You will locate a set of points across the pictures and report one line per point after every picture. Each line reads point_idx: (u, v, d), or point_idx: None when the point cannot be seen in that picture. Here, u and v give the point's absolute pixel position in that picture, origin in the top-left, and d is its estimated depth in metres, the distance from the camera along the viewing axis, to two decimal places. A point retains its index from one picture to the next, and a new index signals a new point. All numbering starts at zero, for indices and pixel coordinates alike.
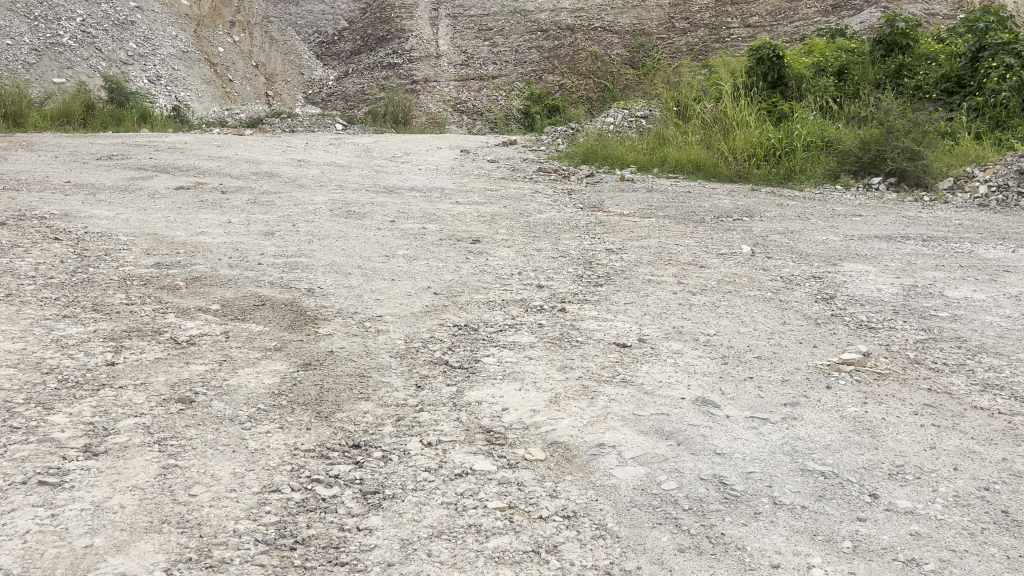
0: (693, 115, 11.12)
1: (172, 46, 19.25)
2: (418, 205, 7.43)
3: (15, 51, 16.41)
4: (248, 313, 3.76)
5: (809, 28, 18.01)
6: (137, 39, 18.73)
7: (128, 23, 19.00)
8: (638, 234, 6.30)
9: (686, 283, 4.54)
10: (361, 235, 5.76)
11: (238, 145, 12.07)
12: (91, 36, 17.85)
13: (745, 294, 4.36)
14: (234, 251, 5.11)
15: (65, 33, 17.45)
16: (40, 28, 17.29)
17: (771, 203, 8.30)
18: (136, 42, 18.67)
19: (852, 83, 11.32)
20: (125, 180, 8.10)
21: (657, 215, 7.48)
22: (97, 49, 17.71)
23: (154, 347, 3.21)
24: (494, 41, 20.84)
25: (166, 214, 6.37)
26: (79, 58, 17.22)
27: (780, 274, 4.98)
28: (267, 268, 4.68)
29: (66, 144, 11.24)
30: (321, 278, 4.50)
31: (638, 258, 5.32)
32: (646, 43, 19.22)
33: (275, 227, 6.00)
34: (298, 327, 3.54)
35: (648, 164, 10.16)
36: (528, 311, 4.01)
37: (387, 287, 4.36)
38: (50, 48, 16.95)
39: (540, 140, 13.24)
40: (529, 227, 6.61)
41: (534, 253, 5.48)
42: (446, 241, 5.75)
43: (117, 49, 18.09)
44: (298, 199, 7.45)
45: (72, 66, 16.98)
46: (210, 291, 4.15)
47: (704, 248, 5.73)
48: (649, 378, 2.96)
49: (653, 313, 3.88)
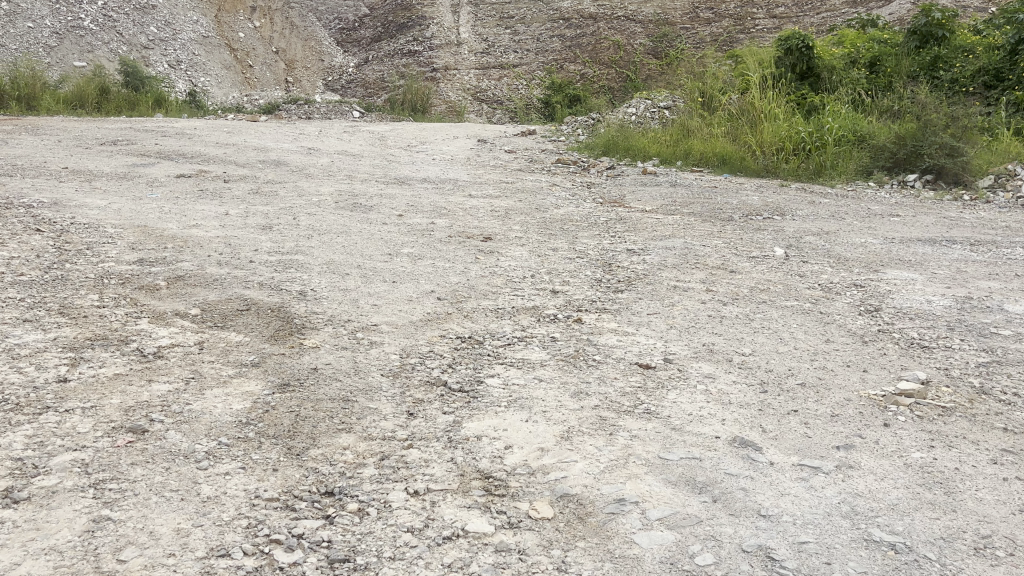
0: (718, 107, 10.67)
1: (191, 30, 18.97)
2: (428, 199, 7.03)
3: (36, 34, 16.24)
4: (229, 321, 3.39)
5: (839, 19, 17.37)
6: (157, 23, 18.47)
7: (149, 8, 18.75)
8: (661, 234, 5.89)
9: (715, 292, 4.13)
10: (363, 231, 5.38)
11: (249, 132, 11.74)
12: (111, 20, 17.63)
13: (781, 305, 3.95)
14: (226, 247, 4.75)
15: (86, 17, 17.24)
16: (61, 11, 17.09)
17: (802, 201, 7.85)
18: (155, 26, 18.41)
19: (884, 76, 10.79)
20: (125, 167, 7.76)
21: (681, 211, 7.04)
22: (118, 34, 17.48)
23: (115, 360, 2.83)
24: (515, 29, 20.36)
25: (161, 204, 6.03)
26: (100, 42, 17.01)
27: (817, 281, 4.55)
28: (259, 267, 4.31)
29: (73, 128, 10.95)
30: (315, 279, 4.13)
31: (662, 260, 4.90)
32: (670, 32, 18.65)
33: (274, 220, 5.63)
34: (281, 338, 3.16)
35: (671, 157, 9.72)
36: (540, 321, 3.62)
37: (386, 291, 3.98)
38: (71, 31, 16.76)
39: (559, 130, 12.81)
40: (545, 224, 6.20)
41: (549, 253, 5.08)
42: (455, 238, 5.36)
43: (136, 33, 17.85)
44: (303, 190, 7.08)
45: (93, 49, 16.79)
46: (191, 292, 3.78)
47: (733, 250, 5.31)
48: (676, 409, 2.56)
49: (680, 327, 3.48)
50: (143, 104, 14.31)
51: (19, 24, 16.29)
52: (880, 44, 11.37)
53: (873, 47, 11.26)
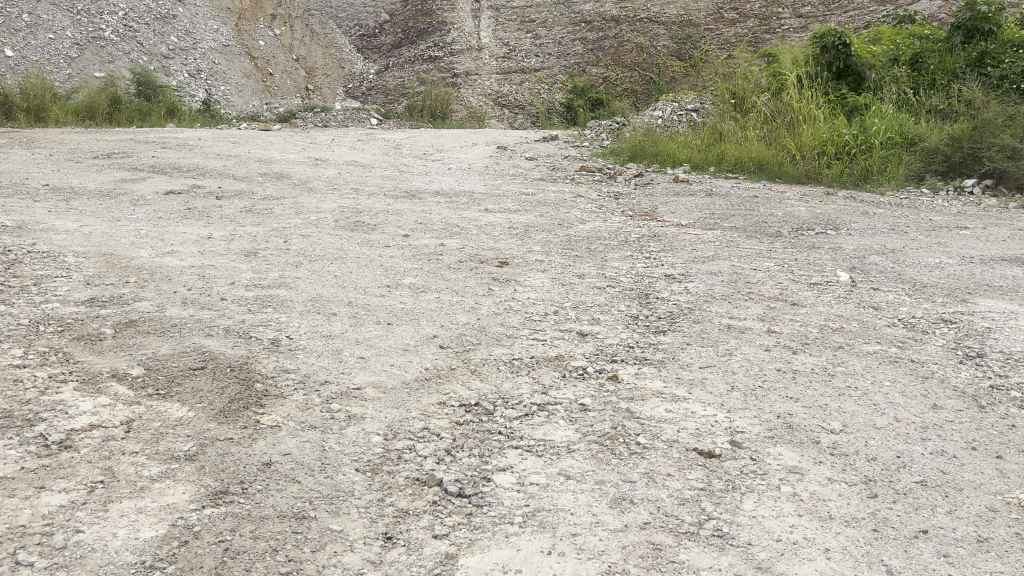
0: (751, 108, 9.92)
1: (211, 38, 18.43)
2: (439, 215, 6.35)
3: (56, 45, 15.83)
4: (177, 387, 2.70)
5: (869, 16, 16.48)
6: (178, 32, 17.95)
7: (170, 16, 18.23)
8: (702, 254, 5.17)
9: (779, 335, 3.39)
10: (361, 256, 4.71)
11: (256, 142, 11.13)
12: (132, 30, 17.17)
13: (863, 353, 3.20)
14: (197, 279, 4.07)
15: (107, 27, 16.80)
16: (83, 22, 16.61)
17: (855, 212, 7.09)
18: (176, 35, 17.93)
19: (927, 73, 9.95)
20: (111, 183, 7.16)
21: (721, 226, 6.31)
22: (138, 43, 17.00)
23: (7, 453, 2.15)
24: (537, 33, 19.62)
25: (139, 227, 5.39)
26: (120, 53, 16.55)
27: (896, 316, 3.79)
28: (230, 307, 3.64)
29: (72, 140, 10.40)
30: (294, 322, 3.44)
31: (708, 290, 4.17)
32: (694, 34, 17.84)
33: (261, 244, 4.96)
34: (232, 415, 2.46)
35: (703, 162, 8.98)
36: (566, 378, 2.90)
37: (377, 337, 3.27)
38: (91, 42, 16.33)
39: (582, 134, 12.10)
40: (569, 243, 5.50)
41: (574, 281, 4.37)
42: (466, 263, 4.67)
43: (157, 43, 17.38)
44: (301, 206, 6.44)
45: (114, 60, 16.34)
46: (141, 345, 3.11)
47: (790, 276, 4.56)
48: (759, 532, 1.87)
49: (744, 389, 2.74)
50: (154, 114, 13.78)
51: (39, 35, 15.84)
52: (922, 40, 10.52)
53: (914, 43, 10.42)
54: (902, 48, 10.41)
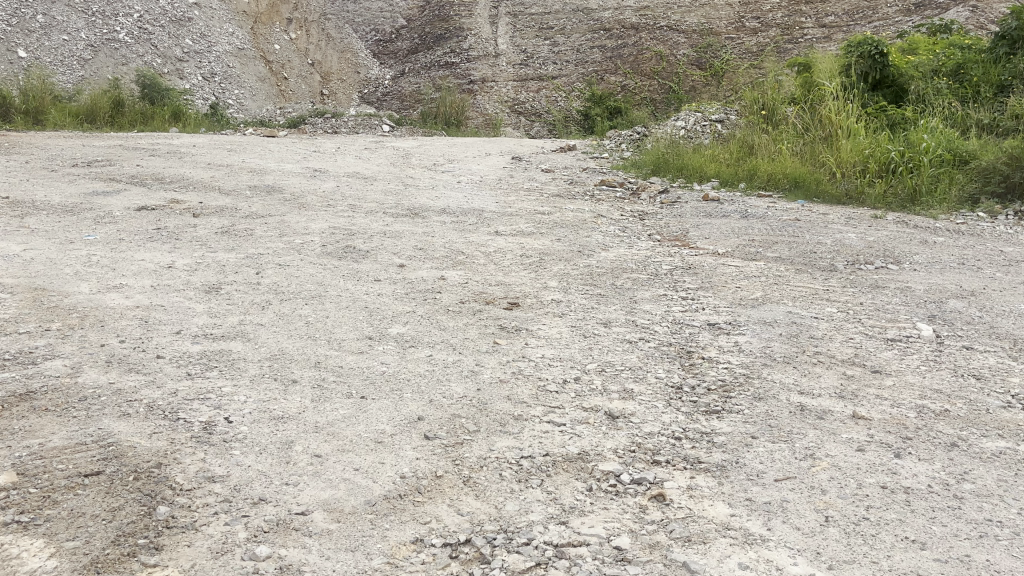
0: (782, 121, 9.13)
1: (226, 42, 17.78)
2: (442, 238, 5.61)
3: (70, 46, 15.25)
4: (49, 506, 1.95)
5: (896, 27, 15.59)
6: (193, 35, 17.28)
7: (186, 20, 17.53)
8: (749, 295, 4.38)
9: (869, 425, 2.60)
10: (344, 294, 3.94)
11: (255, 149, 10.42)
12: (147, 32, 16.54)
13: (989, 454, 2.40)
14: (136, 327, 3.31)
15: (122, 29, 16.19)
16: (97, 23, 15.99)
17: (912, 239, 6.29)
18: (192, 39, 17.19)
19: (971, 86, 9.08)
20: (80, 196, 6.43)
21: (764, 256, 5.52)
22: (153, 46, 16.34)
23: None
24: (555, 40, 18.78)
25: (93, 252, 4.65)
26: (134, 55, 15.93)
27: (1009, 392, 2.98)
28: (165, 369, 2.87)
29: (57, 145, 9.72)
30: (241, 394, 2.68)
31: (765, 348, 3.39)
32: (715, 42, 16.97)
33: (228, 277, 4.20)
34: (109, 568, 1.75)
35: (733, 179, 8.18)
36: (594, 495, 2.14)
37: (342, 421, 2.50)
38: (106, 44, 15.75)
39: (601, 145, 11.34)
40: (590, 276, 4.72)
41: (598, 331, 3.59)
42: (468, 305, 3.89)
43: (172, 46, 16.67)
44: (288, 226, 5.69)
45: (127, 62, 15.70)
46: (30, 429, 2.36)
47: (860, 329, 3.75)
48: None
49: (844, 524, 1.97)
50: (157, 119, 13.12)
51: (53, 36, 15.24)
52: (962, 51, 9.69)
53: (955, 54, 9.58)
54: (942, 59, 9.58)
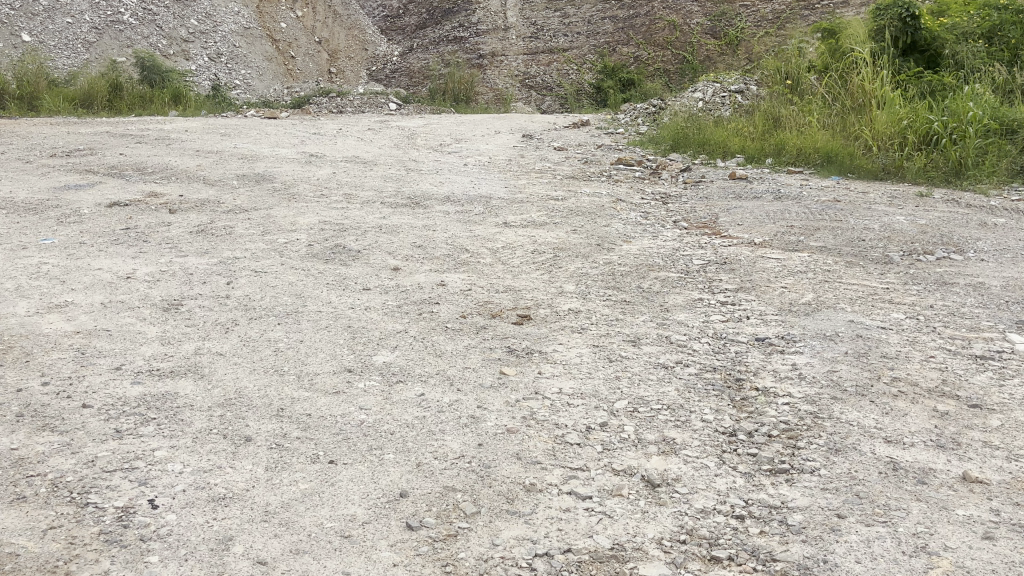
0: (808, 91, 8.43)
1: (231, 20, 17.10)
2: (445, 231, 5.02)
3: (75, 29, 14.66)
4: None
5: None
6: (198, 14, 16.59)
7: None
8: (799, 297, 3.76)
9: (990, 494, 2.00)
10: (324, 309, 3.35)
11: (252, 133, 9.83)
12: (152, 13, 15.89)
13: None
14: (68, 363, 2.73)
15: (126, 10, 15.53)
16: (100, 5, 15.36)
17: (970, 221, 5.62)
18: (198, 18, 16.54)
19: (1011, 49, 8.30)
20: (49, 192, 5.86)
21: (807, 246, 4.90)
22: (157, 27, 15.70)
23: None
24: (565, 11, 17.91)
25: (44, 260, 4.07)
26: (140, 37, 15.26)
27: None
28: (88, 425, 2.29)
29: (41, 134, 9.14)
30: (175, 464, 2.09)
31: (831, 373, 2.77)
32: (729, 10, 15.98)
33: (194, 289, 3.62)
34: None
35: (759, 154, 7.50)
36: None
37: (300, 503, 1.93)
38: (110, 26, 15.13)
39: (615, 119, 10.64)
40: (612, 277, 4.11)
41: (626, 353, 2.98)
42: (470, 320, 3.30)
43: (177, 27, 16.03)
44: (272, 222, 5.10)
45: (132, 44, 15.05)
46: None
47: (939, 343, 3.13)
48: None
49: None
50: (155, 101, 12.52)
51: (56, 19, 14.65)
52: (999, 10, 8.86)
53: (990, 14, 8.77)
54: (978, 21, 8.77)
